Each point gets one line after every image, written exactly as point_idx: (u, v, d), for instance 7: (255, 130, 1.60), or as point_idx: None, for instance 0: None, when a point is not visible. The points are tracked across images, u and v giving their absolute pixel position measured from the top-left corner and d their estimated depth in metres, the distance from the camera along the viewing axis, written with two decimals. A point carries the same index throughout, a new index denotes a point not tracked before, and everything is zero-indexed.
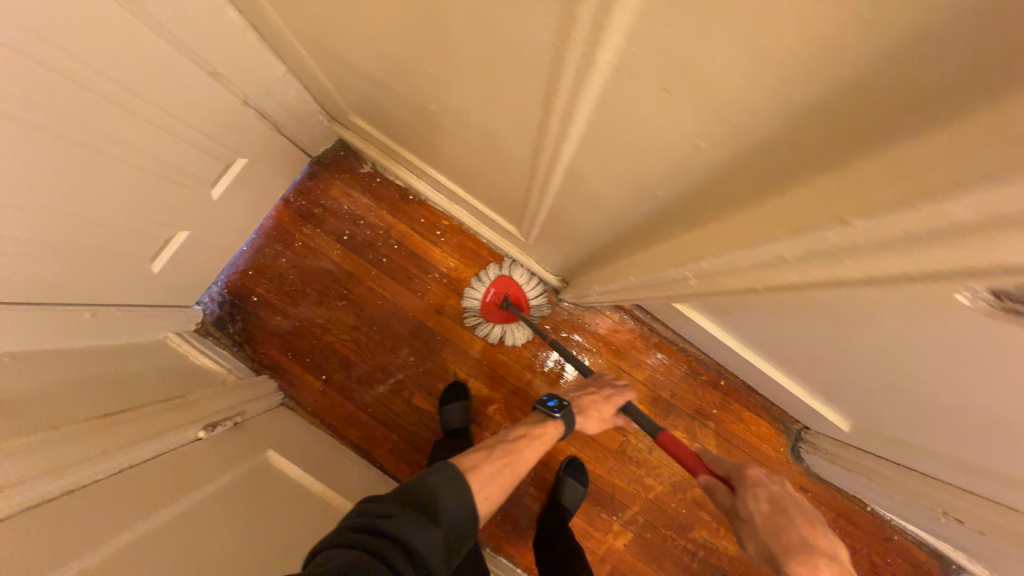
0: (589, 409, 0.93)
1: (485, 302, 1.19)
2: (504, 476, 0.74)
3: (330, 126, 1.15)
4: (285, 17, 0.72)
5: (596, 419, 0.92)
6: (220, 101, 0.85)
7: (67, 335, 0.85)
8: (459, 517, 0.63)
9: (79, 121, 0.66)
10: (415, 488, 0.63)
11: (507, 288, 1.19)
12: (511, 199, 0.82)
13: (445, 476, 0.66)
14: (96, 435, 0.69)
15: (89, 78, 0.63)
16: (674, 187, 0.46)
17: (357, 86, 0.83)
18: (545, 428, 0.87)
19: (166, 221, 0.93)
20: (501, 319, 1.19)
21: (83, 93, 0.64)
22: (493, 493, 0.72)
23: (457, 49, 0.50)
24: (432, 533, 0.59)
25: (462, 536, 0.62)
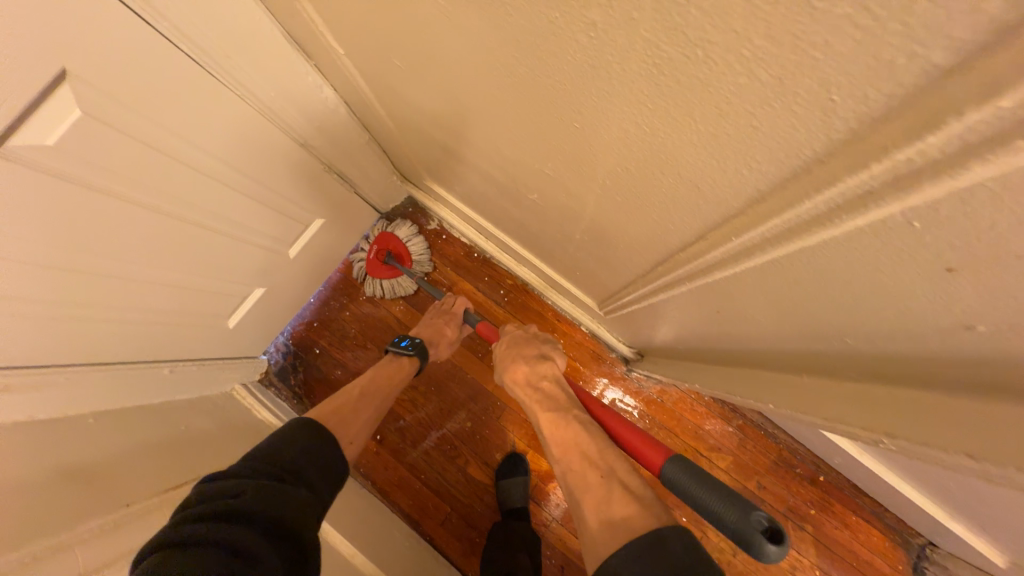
0: (435, 340, 1.03)
1: (368, 260, 1.16)
2: (365, 414, 0.84)
3: (403, 185, 1.18)
4: (380, 94, 0.73)
5: (442, 342, 1.04)
6: (306, 168, 0.87)
7: (145, 391, 0.87)
8: (317, 472, 0.67)
9: (175, 194, 0.68)
10: (264, 457, 0.63)
11: (388, 244, 1.16)
12: (599, 274, 0.76)
13: (291, 439, 0.68)
14: (161, 514, 0.67)
15: (190, 155, 0.66)
16: (841, 306, 0.38)
17: (440, 154, 0.82)
18: (398, 366, 0.95)
19: (244, 279, 0.95)
20: (387, 275, 1.18)
21: (184, 168, 0.66)
22: (359, 432, 0.81)
23: (575, 135, 0.46)
24: (296, 498, 0.60)
25: (321, 489, 0.67)
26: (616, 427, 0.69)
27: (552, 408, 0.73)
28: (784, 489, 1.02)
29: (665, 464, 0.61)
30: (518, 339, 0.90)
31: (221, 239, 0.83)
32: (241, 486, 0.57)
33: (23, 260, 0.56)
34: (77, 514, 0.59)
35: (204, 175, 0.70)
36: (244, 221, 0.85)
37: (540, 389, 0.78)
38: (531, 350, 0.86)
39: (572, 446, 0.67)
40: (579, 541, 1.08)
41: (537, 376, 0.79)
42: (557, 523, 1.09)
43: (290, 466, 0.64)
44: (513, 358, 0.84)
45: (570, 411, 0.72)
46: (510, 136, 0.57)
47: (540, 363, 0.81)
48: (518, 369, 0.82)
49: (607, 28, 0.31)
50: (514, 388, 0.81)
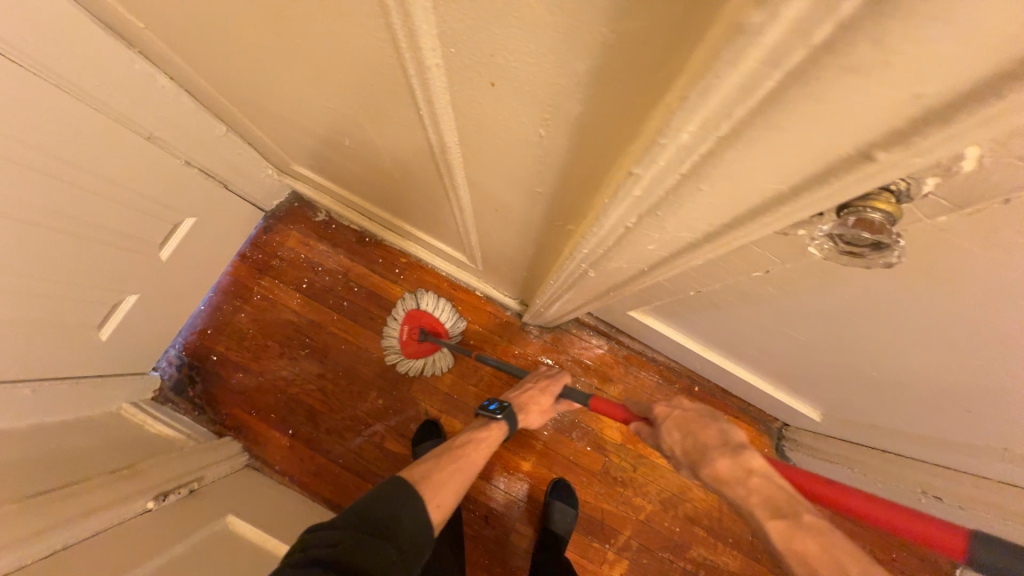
0: (525, 406, 0.94)
1: (403, 340, 1.18)
2: (456, 483, 0.79)
3: (280, 179, 1.19)
4: (212, 80, 0.75)
5: (534, 408, 0.95)
6: (161, 164, 0.87)
7: (8, 414, 0.81)
8: (410, 534, 0.67)
9: (16, 196, 0.66)
10: (361, 513, 0.66)
11: (421, 320, 1.18)
12: (452, 226, 0.83)
13: (386, 498, 0.69)
14: (25, 517, 0.64)
15: (27, 154, 0.64)
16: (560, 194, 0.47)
17: (297, 138, 0.86)
18: (489, 433, 0.89)
19: (114, 287, 0.92)
20: (424, 352, 1.18)
21: (20, 168, 0.64)
22: (448, 495, 0.77)
23: (346, 83, 0.52)
24: (380, 556, 0.62)
25: (413, 555, 0.66)
26: (888, 514, 0.49)
27: (775, 512, 0.52)
28: None
29: (968, 546, 0.43)
30: (684, 422, 0.66)
31: (76, 244, 0.80)
32: (337, 536, 0.61)
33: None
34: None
35: (43, 176, 0.68)
36: (102, 224, 0.82)
37: (755, 488, 0.54)
38: (712, 430, 0.62)
39: (824, 562, 0.48)
40: (499, 489, 1.14)
41: (740, 469, 0.56)
42: (476, 478, 1.14)
43: (394, 523, 0.66)
44: (703, 449, 0.60)
45: (801, 511, 0.51)
46: (318, 100, 0.61)
47: (743, 449, 0.57)
48: (717, 465, 0.58)
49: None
50: (716, 486, 0.58)
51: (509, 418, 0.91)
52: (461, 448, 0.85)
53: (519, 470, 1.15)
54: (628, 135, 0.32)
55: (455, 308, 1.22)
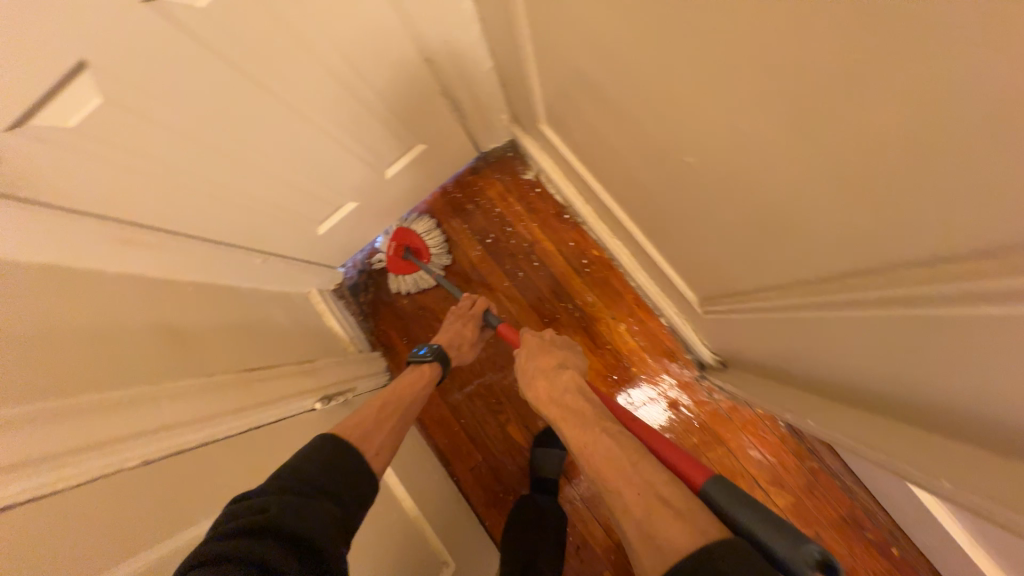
0: (457, 343, 0.99)
1: (387, 258, 1.14)
2: (390, 426, 0.73)
3: (508, 127, 1.11)
4: (517, 21, 0.64)
5: (464, 344, 0.99)
6: (423, 85, 0.84)
7: (239, 275, 0.92)
8: (344, 480, 0.57)
9: (291, 78, 0.67)
10: (294, 472, 0.54)
11: (406, 240, 1.15)
12: (716, 270, 0.65)
13: (327, 449, 0.59)
14: (237, 390, 0.71)
15: (313, 38, 0.64)
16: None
17: (563, 109, 0.75)
18: (418, 372, 0.88)
19: (343, 191, 0.96)
20: (406, 271, 1.17)
21: (302, 50, 0.64)
22: (384, 443, 0.69)
23: (781, 96, 0.34)
24: (319, 507, 0.51)
25: (354, 504, 0.56)
26: (672, 454, 0.57)
27: (579, 425, 0.62)
28: (846, 548, 0.92)
29: (705, 482, 0.51)
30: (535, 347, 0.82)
31: (330, 143, 0.83)
32: (266, 503, 0.48)
33: (149, 114, 0.57)
34: (155, 377, 0.62)
35: (323, 64, 0.68)
36: (352, 130, 0.83)
37: (563, 404, 0.68)
38: (552, 359, 0.78)
39: (603, 461, 0.55)
40: (602, 529, 1.04)
41: (560, 391, 0.70)
42: (582, 505, 1.06)
43: (326, 481, 0.55)
44: (540, 376, 0.75)
45: (601, 426, 0.60)
46: (671, 91, 0.45)
47: (559, 373, 0.73)
48: (543, 387, 0.73)
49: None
50: (550, 409, 0.70)
51: (440, 357, 0.92)
52: (398, 392, 0.81)
53: None
54: None
55: (630, 325, 1.08)
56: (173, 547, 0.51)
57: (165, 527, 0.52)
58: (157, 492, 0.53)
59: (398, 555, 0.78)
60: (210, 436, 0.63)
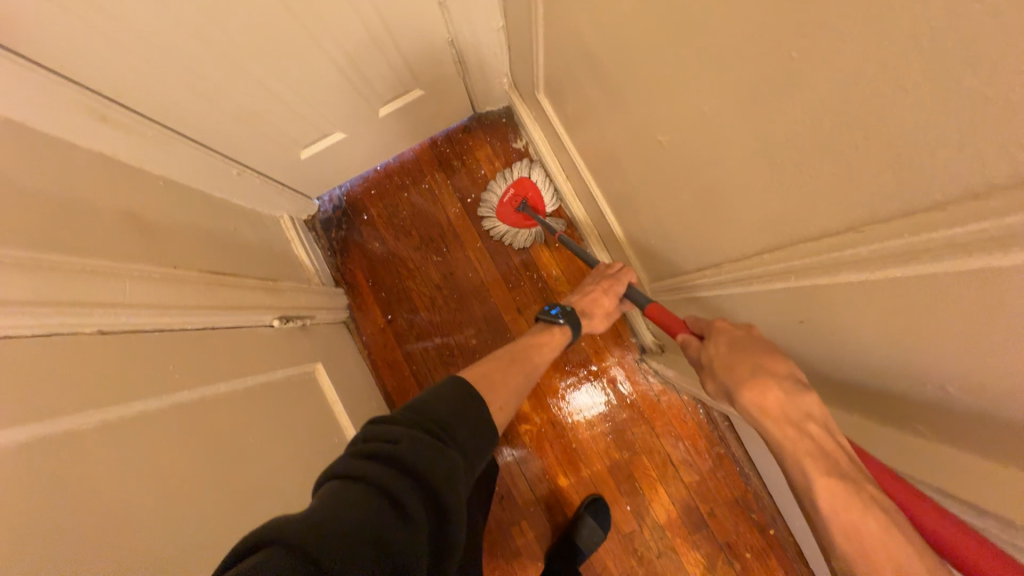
0: (590, 309, 0.87)
1: (501, 202, 1.15)
2: (510, 393, 0.68)
3: (507, 92, 1.13)
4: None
5: (597, 314, 0.87)
6: (432, 30, 0.85)
7: (212, 182, 0.90)
8: (471, 438, 0.54)
9: None
10: (421, 409, 0.54)
11: (526, 192, 1.15)
12: (670, 253, 0.72)
13: (444, 394, 0.57)
14: (200, 289, 0.72)
15: None
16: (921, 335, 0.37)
17: (560, 80, 0.79)
18: (551, 334, 0.83)
19: (332, 120, 0.96)
20: (523, 225, 1.16)
21: None
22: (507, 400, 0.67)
23: None
24: (452, 460, 0.49)
25: (477, 457, 0.55)
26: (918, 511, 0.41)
27: (835, 475, 0.44)
28: (730, 524, 1.06)
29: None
30: (740, 343, 0.56)
31: (329, 67, 0.83)
32: (401, 433, 0.48)
33: None
34: (120, 257, 0.62)
35: None
36: (354, 57, 0.83)
37: (809, 438, 0.47)
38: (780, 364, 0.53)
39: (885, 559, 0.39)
40: (528, 485, 1.13)
41: (800, 415, 0.48)
42: (513, 460, 1.14)
43: (449, 425, 0.53)
44: (755, 376, 0.52)
45: (869, 489, 0.42)
46: (660, 71, 0.50)
47: (805, 394, 0.49)
48: (767, 400, 0.50)
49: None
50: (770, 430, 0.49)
51: (571, 322, 0.84)
52: (529, 345, 0.80)
53: (553, 479, 1.13)
54: None
55: None
56: (119, 415, 0.52)
57: (113, 397, 0.52)
58: (108, 363, 0.54)
59: None
60: (166, 324, 0.64)
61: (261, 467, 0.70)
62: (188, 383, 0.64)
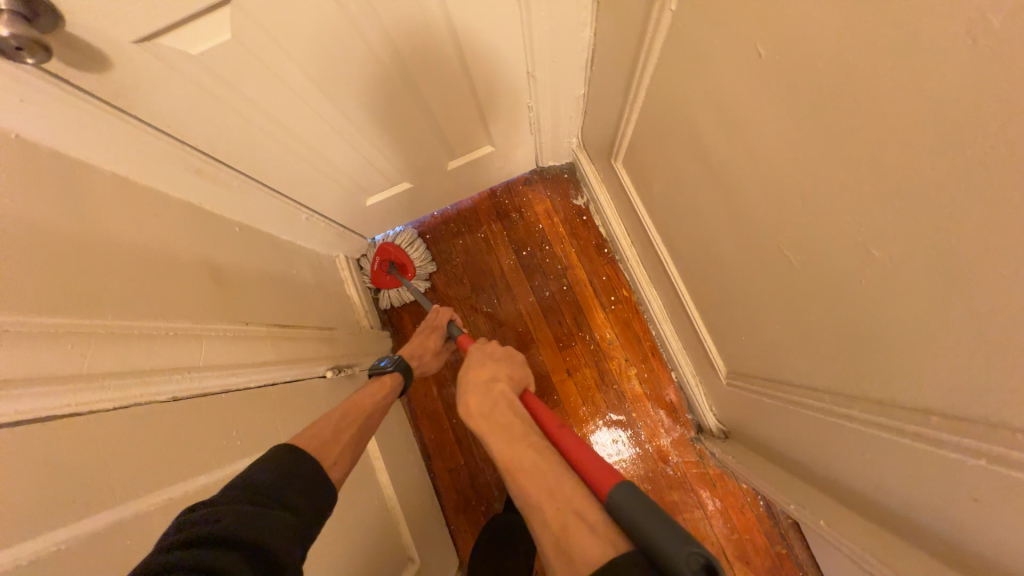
0: (419, 354, 0.98)
1: (372, 272, 1.13)
2: (350, 436, 0.68)
3: (573, 150, 1.13)
4: (642, 63, 0.65)
5: (428, 355, 0.99)
6: (516, 93, 0.85)
7: (282, 227, 0.91)
8: (307, 498, 0.53)
9: (401, 58, 0.68)
10: (244, 479, 0.50)
11: (389, 255, 1.12)
12: (761, 349, 0.67)
13: (280, 457, 0.55)
14: (266, 344, 0.71)
15: (440, 28, 0.65)
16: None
17: (649, 155, 0.77)
18: (380, 385, 0.84)
19: (405, 170, 0.97)
20: (388, 285, 1.17)
21: (425, 37, 0.66)
22: (343, 452, 0.65)
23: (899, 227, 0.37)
24: (283, 521, 0.47)
25: (316, 520, 0.53)
26: (584, 457, 0.52)
27: (507, 440, 0.56)
28: None
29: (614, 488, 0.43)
30: (481, 356, 0.78)
31: (411, 125, 0.84)
32: (225, 511, 0.44)
33: (261, 57, 0.57)
34: (196, 315, 0.61)
35: (436, 52, 0.69)
36: (436, 115, 0.84)
37: (493, 420, 0.61)
38: (483, 374, 0.72)
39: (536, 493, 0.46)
40: None
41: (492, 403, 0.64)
42: None
43: (279, 490, 0.51)
44: (477, 387, 0.69)
45: (530, 440, 0.55)
46: (793, 182, 0.47)
47: (494, 386, 0.68)
48: (500, 408, 0.64)
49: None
50: (475, 421, 0.63)
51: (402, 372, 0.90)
52: (356, 399, 0.78)
53: None
54: None
55: (641, 371, 1.09)
56: (179, 495, 0.49)
57: (178, 472, 0.50)
58: (176, 433, 0.51)
59: (371, 539, 0.78)
60: (235, 383, 0.63)
61: None
62: (246, 449, 0.61)
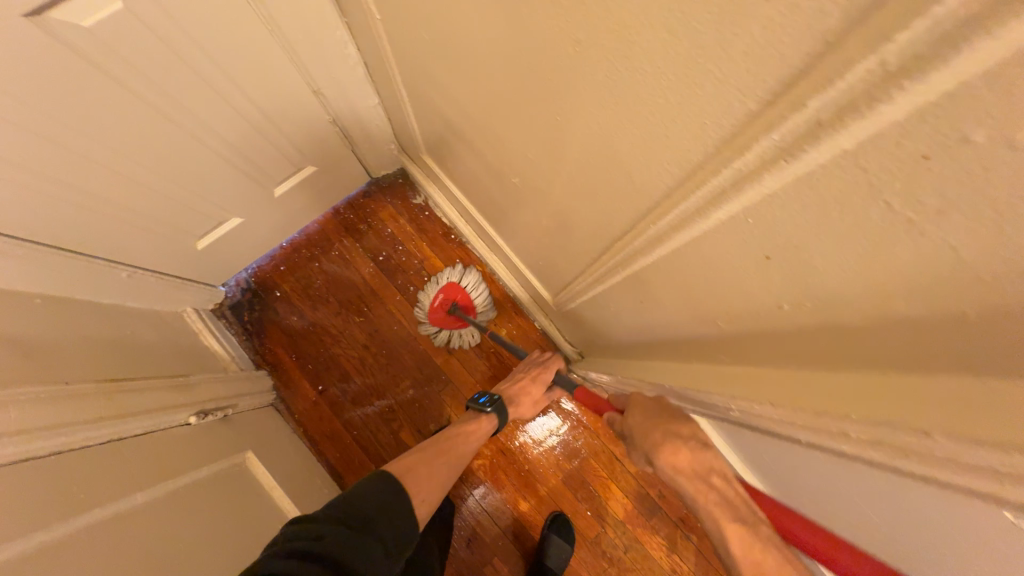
0: (517, 397, 1.01)
1: (433, 308, 1.17)
2: (439, 475, 0.79)
3: (397, 156, 1.23)
4: (390, 67, 0.77)
5: (524, 401, 1.02)
6: (312, 114, 0.94)
7: (98, 289, 0.87)
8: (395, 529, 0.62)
9: (177, 99, 0.72)
10: (347, 505, 0.60)
11: (456, 295, 1.18)
12: (558, 271, 0.83)
13: (371, 490, 0.64)
14: (99, 400, 0.69)
15: (206, 67, 0.71)
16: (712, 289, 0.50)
17: (435, 141, 0.91)
18: (477, 424, 0.93)
19: (227, 206, 0.99)
20: (450, 324, 1.19)
21: (195, 76, 0.71)
22: (429, 492, 0.74)
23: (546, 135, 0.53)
24: (364, 553, 0.55)
25: (399, 549, 0.61)
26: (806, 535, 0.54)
27: (736, 518, 0.58)
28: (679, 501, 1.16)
29: None
30: (660, 408, 0.69)
31: (215, 161, 0.87)
32: (324, 531, 0.54)
33: (12, 118, 0.58)
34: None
35: (212, 88, 0.75)
36: (240, 149, 0.89)
37: (715, 490, 0.61)
38: (684, 428, 0.66)
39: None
40: (491, 520, 1.14)
41: (706, 467, 0.63)
42: (472, 499, 1.15)
43: (374, 521, 0.60)
44: (667, 441, 0.65)
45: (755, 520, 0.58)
46: (499, 127, 0.62)
47: (705, 450, 0.63)
48: (680, 458, 0.64)
49: (600, 43, 0.36)
50: (695, 489, 0.63)
51: (497, 412, 0.96)
52: (450, 437, 0.88)
53: (514, 506, 1.15)
54: (880, 313, 0.33)
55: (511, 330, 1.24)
56: (20, 552, 0.48)
57: (8, 534, 0.48)
58: (0, 499, 0.50)
59: None
60: (65, 443, 0.61)
61: (198, 569, 0.66)
62: (97, 501, 0.60)
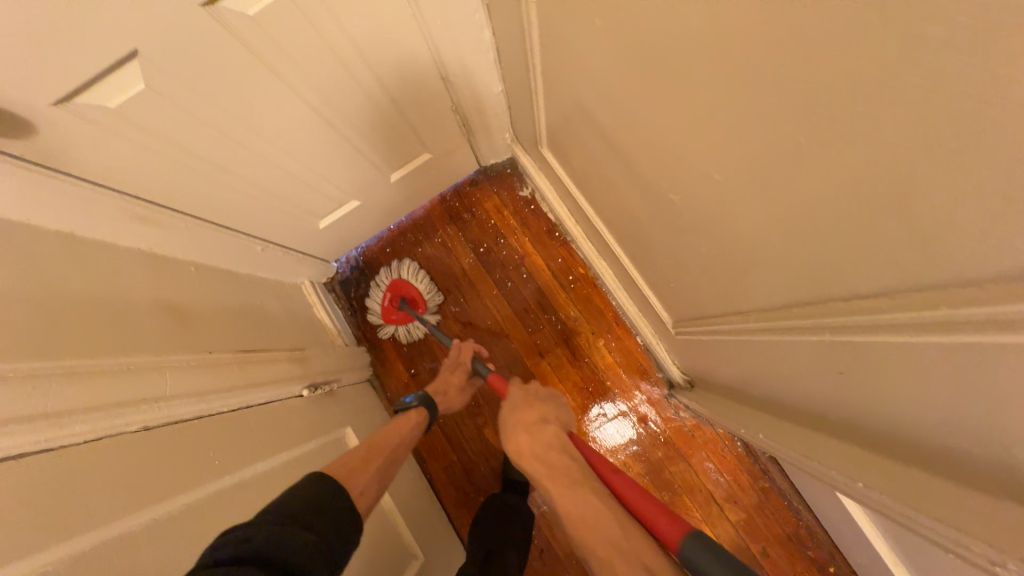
0: (443, 391, 1.02)
1: (383, 308, 1.20)
2: (377, 464, 0.75)
3: (510, 145, 1.18)
4: (531, 52, 0.70)
5: (450, 390, 1.03)
6: (437, 100, 0.91)
7: (237, 261, 0.94)
8: (338, 522, 0.58)
9: (318, 85, 0.72)
10: (282, 507, 0.55)
11: (401, 291, 1.20)
12: (690, 294, 0.72)
13: (309, 487, 0.60)
14: (232, 370, 0.74)
15: (348, 54, 0.70)
16: None
17: (563, 135, 0.83)
18: (406, 416, 0.90)
19: (348, 189, 1.01)
20: (401, 321, 1.20)
21: (337, 63, 0.71)
22: (370, 484, 0.71)
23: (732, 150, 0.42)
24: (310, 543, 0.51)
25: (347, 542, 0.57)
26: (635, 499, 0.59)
27: (567, 483, 0.60)
28: (786, 563, 1.00)
29: (682, 538, 0.52)
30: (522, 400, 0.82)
31: (343, 147, 0.88)
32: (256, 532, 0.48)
33: (181, 103, 0.61)
34: (158, 348, 0.64)
35: (350, 74, 0.74)
36: (367, 136, 0.90)
37: (548, 462, 0.65)
38: (532, 413, 0.77)
39: (604, 539, 0.52)
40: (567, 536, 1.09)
41: (544, 447, 0.67)
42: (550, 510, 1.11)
43: (313, 518, 0.56)
44: (518, 429, 0.73)
45: (589, 485, 0.59)
46: (659, 132, 0.52)
47: (543, 429, 0.71)
48: (524, 442, 0.70)
49: (866, 56, 0.25)
50: (530, 466, 0.67)
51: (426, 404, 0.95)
52: (384, 433, 0.83)
53: None
54: None
55: (609, 341, 1.15)
56: (165, 514, 0.52)
57: (158, 494, 0.53)
58: (152, 461, 0.55)
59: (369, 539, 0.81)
60: (205, 410, 0.66)
61: None
62: (227, 468, 0.64)
